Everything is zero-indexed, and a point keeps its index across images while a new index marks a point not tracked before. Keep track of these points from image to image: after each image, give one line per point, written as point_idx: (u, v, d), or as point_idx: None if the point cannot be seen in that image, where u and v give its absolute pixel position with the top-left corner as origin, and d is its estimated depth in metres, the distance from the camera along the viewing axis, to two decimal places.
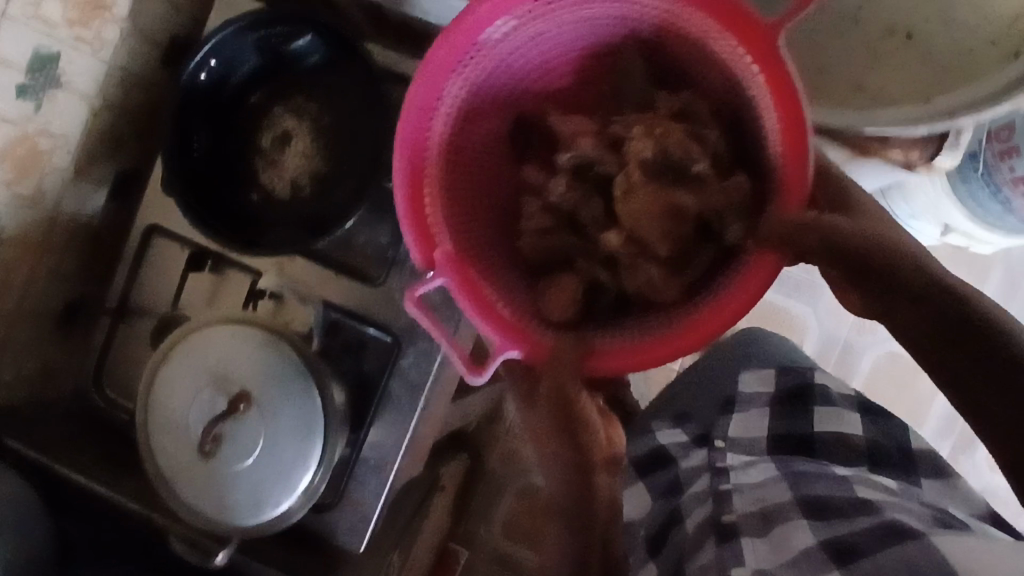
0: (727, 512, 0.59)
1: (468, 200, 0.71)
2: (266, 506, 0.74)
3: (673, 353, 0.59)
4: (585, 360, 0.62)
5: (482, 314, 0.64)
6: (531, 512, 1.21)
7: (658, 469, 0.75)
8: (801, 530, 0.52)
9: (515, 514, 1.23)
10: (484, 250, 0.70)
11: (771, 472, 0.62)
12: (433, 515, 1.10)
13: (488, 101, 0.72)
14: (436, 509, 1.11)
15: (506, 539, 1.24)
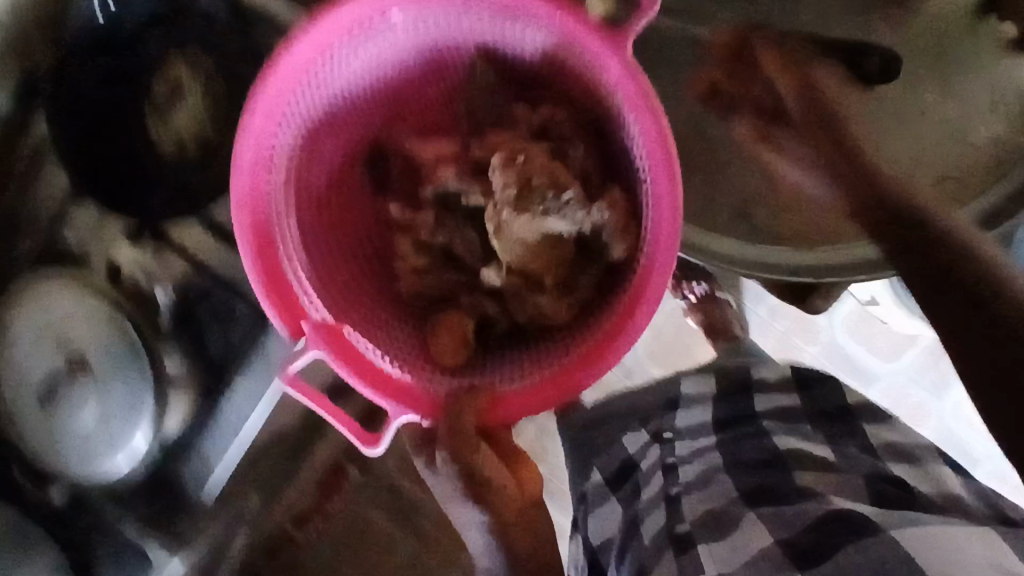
0: (679, 521, 0.52)
1: (331, 245, 0.68)
2: (90, 474, 0.74)
3: (575, 383, 0.59)
4: (489, 411, 0.59)
5: (367, 381, 0.58)
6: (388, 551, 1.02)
7: (623, 479, 0.64)
8: (761, 530, 0.45)
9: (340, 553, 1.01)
10: (355, 300, 0.67)
11: (716, 461, 0.57)
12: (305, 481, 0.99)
13: (327, 138, 0.68)
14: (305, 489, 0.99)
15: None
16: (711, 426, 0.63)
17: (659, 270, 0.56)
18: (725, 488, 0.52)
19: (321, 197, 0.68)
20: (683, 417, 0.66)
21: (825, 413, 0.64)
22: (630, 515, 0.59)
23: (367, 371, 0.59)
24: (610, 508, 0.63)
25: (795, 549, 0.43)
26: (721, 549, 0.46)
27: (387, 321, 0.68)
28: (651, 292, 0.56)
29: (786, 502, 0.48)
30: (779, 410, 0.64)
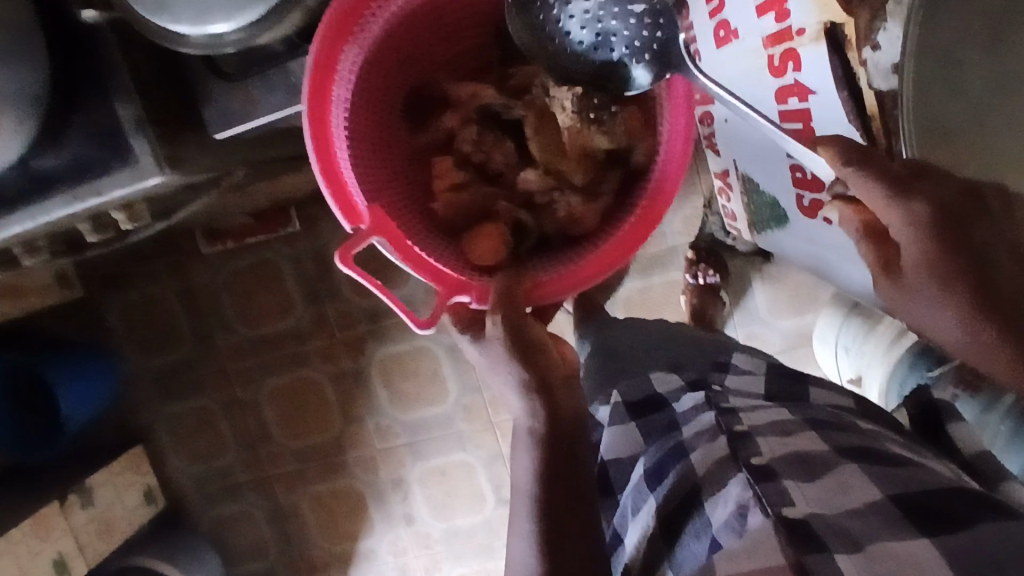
0: (754, 453, 0.51)
1: (384, 159, 0.63)
2: (185, 20, 0.44)
3: (606, 262, 0.60)
4: (531, 289, 0.59)
5: (419, 267, 0.57)
6: (317, 401, 1.15)
7: (652, 412, 0.68)
8: (863, 484, 0.47)
9: (283, 393, 1.15)
10: (406, 212, 0.62)
11: (785, 414, 0.58)
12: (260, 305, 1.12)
13: (394, 64, 0.63)
14: (268, 313, 1.12)
15: (273, 413, 1.16)
16: (762, 394, 0.66)
17: (672, 176, 0.59)
18: (812, 438, 0.53)
19: (377, 120, 0.63)
20: (734, 378, 0.69)
21: (879, 413, 0.64)
22: (666, 446, 0.62)
23: (415, 253, 0.57)
24: (632, 433, 0.68)
25: (907, 507, 0.45)
26: (813, 488, 0.47)
27: (426, 233, 0.63)
28: (665, 191, 0.60)
29: (896, 466, 0.50)
30: (833, 403, 0.64)
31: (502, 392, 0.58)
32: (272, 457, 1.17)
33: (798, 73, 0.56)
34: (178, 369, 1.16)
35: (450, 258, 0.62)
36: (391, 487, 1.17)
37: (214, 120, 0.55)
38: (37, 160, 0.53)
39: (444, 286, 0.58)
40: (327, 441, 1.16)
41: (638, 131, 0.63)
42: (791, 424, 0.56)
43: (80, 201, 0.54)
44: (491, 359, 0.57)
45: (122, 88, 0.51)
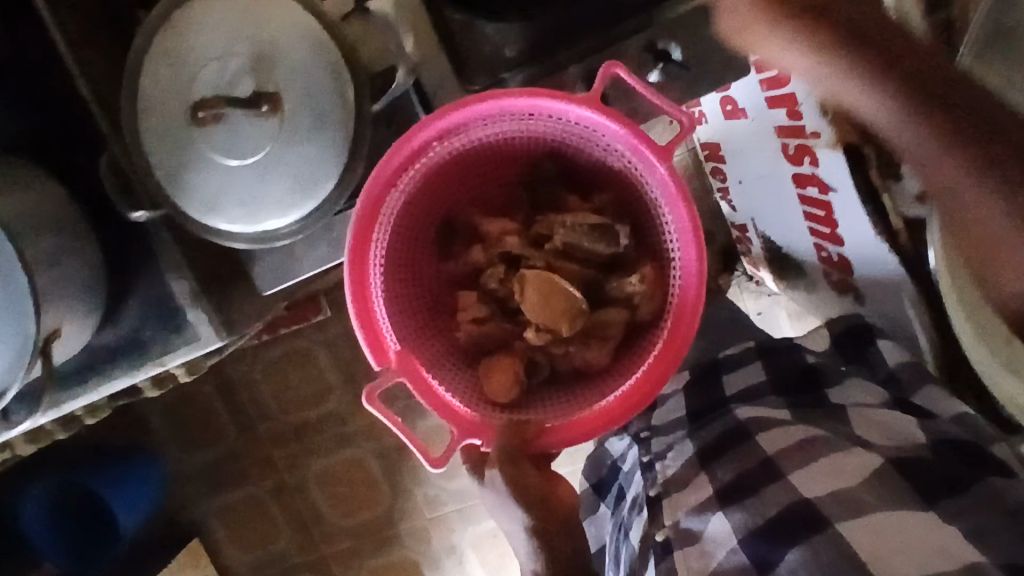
0: (660, 526, 0.65)
1: (413, 296, 0.65)
2: (238, 220, 0.60)
3: (611, 419, 0.59)
4: (537, 439, 0.59)
5: (437, 403, 0.59)
6: (362, 478, 1.18)
7: (609, 486, 0.83)
8: (721, 533, 0.59)
9: (330, 474, 1.18)
10: (426, 344, 0.64)
11: (687, 454, 0.70)
12: (292, 392, 1.15)
13: (424, 205, 0.65)
14: (304, 397, 1.15)
15: (323, 493, 1.18)
16: (683, 416, 0.77)
17: (687, 322, 0.58)
18: (703, 485, 0.64)
19: (406, 259, 0.65)
20: (659, 412, 0.80)
21: (787, 374, 0.75)
22: (620, 519, 0.76)
23: (437, 393, 0.60)
24: (603, 518, 0.83)
25: (755, 554, 0.55)
26: (693, 554, 0.60)
27: (444, 366, 0.64)
28: (676, 341, 0.58)
29: (754, 493, 0.59)
30: (747, 387, 0.75)
31: (509, 534, 0.59)
32: (324, 538, 1.20)
33: (817, 167, 0.62)
34: (222, 463, 1.18)
35: (462, 392, 0.62)
36: (445, 555, 1.18)
37: (263, 278, 0.68)
38: (98, 338, 0.67)
39: (459, 427, 0.59)
40: (376, 518, 1.19)
41: (649, 290, 0.64)
42: (688, 470, 0.68)
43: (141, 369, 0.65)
44: (495, 496, 0.58)
45: (174, 264, 0.65)
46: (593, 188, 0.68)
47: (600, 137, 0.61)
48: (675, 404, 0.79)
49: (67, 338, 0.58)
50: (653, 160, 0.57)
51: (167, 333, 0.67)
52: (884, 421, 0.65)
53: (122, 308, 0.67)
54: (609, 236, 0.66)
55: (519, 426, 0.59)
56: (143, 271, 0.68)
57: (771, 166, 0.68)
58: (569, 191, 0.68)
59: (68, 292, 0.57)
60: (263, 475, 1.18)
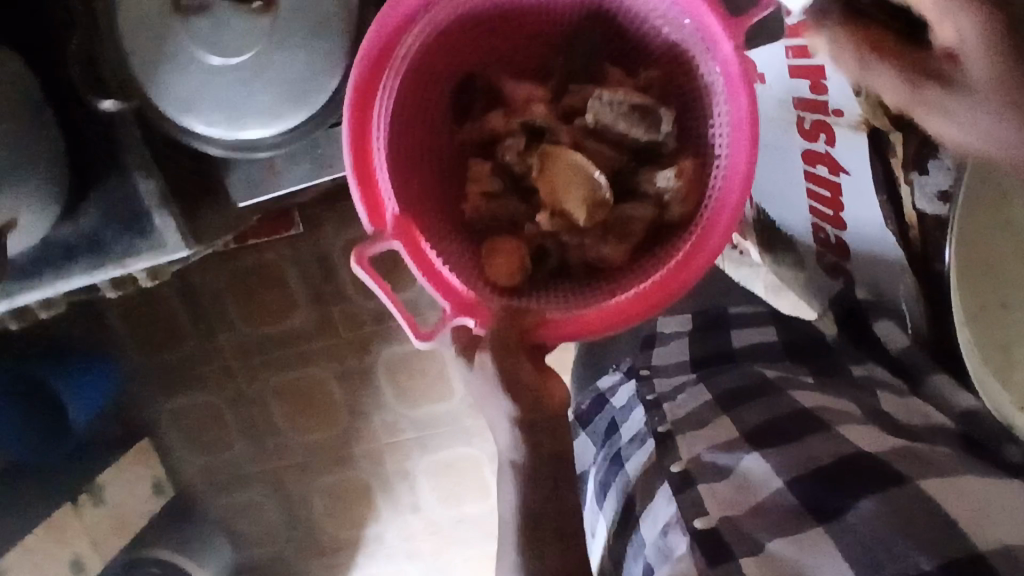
0: (674, 460, 0.64)
1: (419, 155, 0.59)
2: (218, 124, 0.59)
3: (622, 321, 0.52)
4: (538, 329, 0.52)
5: (431, 276, 0.52)
6: (322, 397, 1.17)
7: (593, 418, 0.81)
8: (758, 472, 0.58)
9: (288, 389, 1.17)
10: (428, 210, 0.58)
11: (705, 398, 0.71)
12: (253, 302, 1.12)
13: (444, 54, 0.59)
14: (269, 308, 1.12)
15: (280, 406, 1.17)
16: (689, 363, 0.79)
17: (723, 226, 0.52)
18: (726, 425, 0.65)
19: (419, 112, 0.59)
20: (660, 352, 0.82)
21: (800, 341, 0.77)
22: (612, 450, 0.74)
23: (435, 268, 0.53)
24: (583, 446, 0.81)
25: (808, 498, 0.53)
26: (724, 491, 0.58)
27: (446, 235, 0.59)
28: (711, 244, 0.52)
29: (790, 439, 0.60)
30: (759, 346, 0.78)
31: (492, 424, 0.56)
32: (279, 451, 1.20)
33: (832, 147, 0.58)
34: (182, 367, 1.16)
35: (461, 267, 0.57)
36: (397, 478, 1.20)
37: (240, 189, 0.67)
38: (55, 232, 0.65)
39: (453, 304, 0.53)
40: (333, 435, 1.19)
41: (683, 189, 0.57)
42: (706, 412, 0.69)
43: (102, 271, 0.65)
44: (479, 384, 0.54)
45: (140, 165, 0.65)
46: (639, 66, 0.62)
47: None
48: (681, 350, 0.81)
49: (27, 227, 0.57)
50: (720, 35, 0.50)
51: (129, 235, 0.65)
52: (918, 407, 0.64)
53: (82, 200, 0.65)
54: (649, 121, 0.59)
55: (519, 313, 0.53)
56: (102, 171, 0.65)
57: (784, 136, 0.64)
58: (614, 65, 0.62)
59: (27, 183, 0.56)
60: (219, 381, 1.17)
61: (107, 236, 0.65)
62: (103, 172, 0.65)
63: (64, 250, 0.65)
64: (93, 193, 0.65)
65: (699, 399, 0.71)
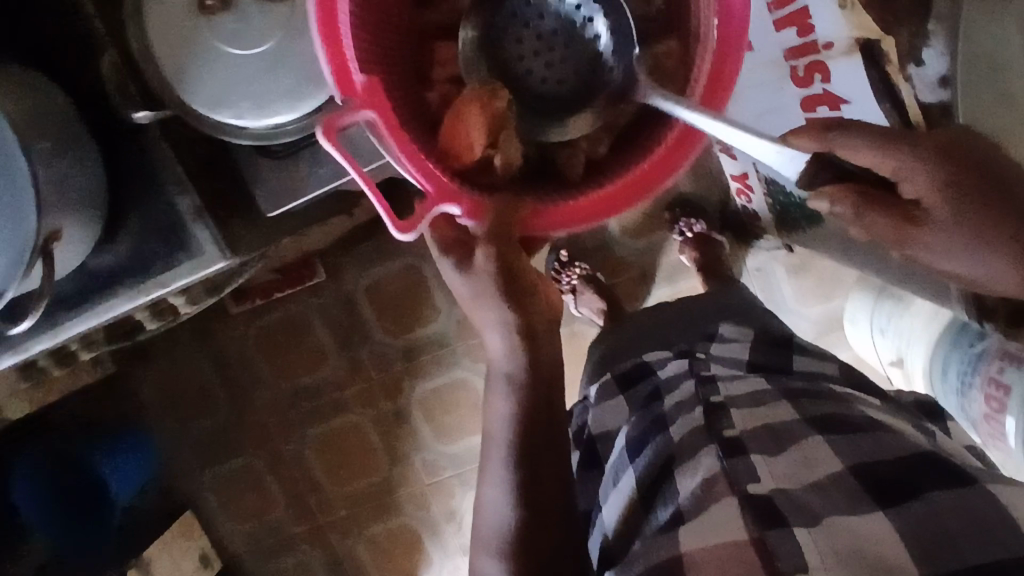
0: (727, 426, 0.57)
1: (388, 50, 0.60)
2: (246, 114, 0.59)
3: (605, 210, 0.55)
4: (526, 221, 0.54)
5: (408, 158, 0.53)
6: (359, 443, 1.16)
7: (636, 382, 0.73)
8: (826, 456, 0.53)
9: (326, 439, 1.16)
10: (403, 102, 0.59)
11: (763, 386, 0.64)
12: (282, 356, 1.13)
13: None
14: (298, 359, 1.13)
15: (318, 457, 1.16)
16: (746, 362, 0.72)
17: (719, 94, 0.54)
18: (785, 410, 0.59)
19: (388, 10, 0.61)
20: (720, 348, 0.75)
21: (860, 377, 0.72)
22: (648, 412, 0.66)
23: (410, 148, 0.54)
24: (617, 404, 0.73)
25: (879, 484, 0.50)
26: (781, 466, 0.52)
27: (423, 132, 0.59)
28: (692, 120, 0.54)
29: (863, 433, 0.55)
30: (819, 372, 0.71)
31: (481, 326, 0.57)
32: (321, 507, 1.17)
33: (827, 84, 0.69)
34: (217, 432, 1.16)
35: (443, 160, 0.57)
36: (445, 520, 1.16)
37: (265, 199, 0.66)
38: (94, 260, 0.64)
39: (434, 191, 0.53)
40: (376, 483, 1.16)
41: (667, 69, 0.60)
42: (766, 395, 0.62)
43: (143, 293, 0.63)
44: (478, 287, 0.55)
45: (177, 182, 0.63)
46: None
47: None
48: (741, 348, 0.75)
49: (70, 240, 0.56)
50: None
51: (170, 251, 0.63)
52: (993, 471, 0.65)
53: (118, 227, 0.64)
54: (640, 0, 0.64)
55: (510, 202, 0.54)
56: (138, 193, 0.64)
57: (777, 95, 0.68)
58: None
59: (62, 196, 0.54)
60: (256, 440, 1.16)
61: (143, 255, 0.64)
62: (139, 190, 0.64)
63: (102, 277, 0.64)
64: (133, 212, 0.64)
65: (753, 383, 0.65)
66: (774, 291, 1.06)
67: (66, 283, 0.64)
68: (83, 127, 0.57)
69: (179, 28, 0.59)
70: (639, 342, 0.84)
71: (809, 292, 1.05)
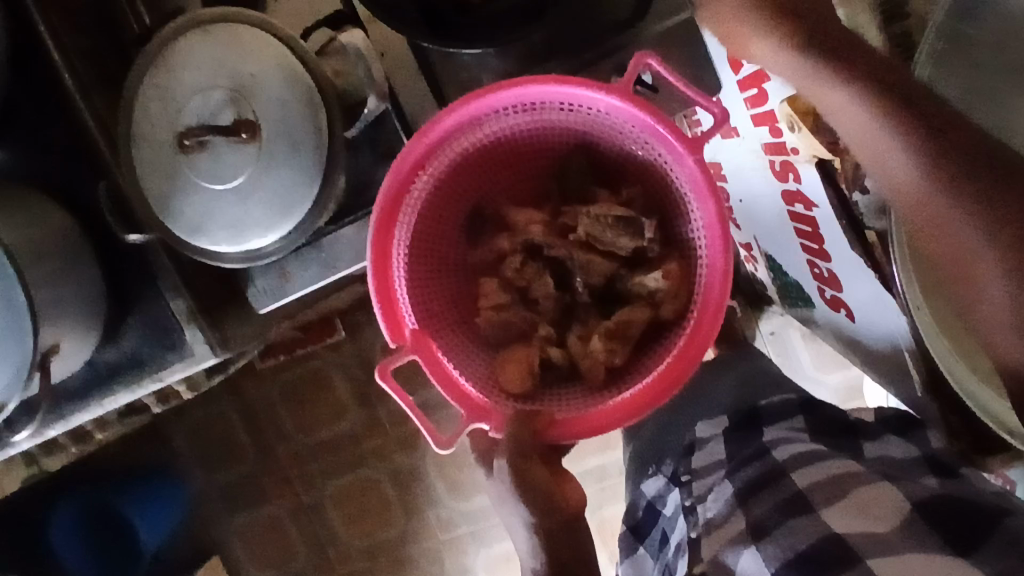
0: (697, 560, 0.57)
1: (433, 271, 0.65)
2: (222, 242, 0.63)
3: (622, 418, 0.57)
4: (544, 432, 0.57)
5: (448, 385, 0.58)
6: (374, 497, 1.18)
7: (649, 530, 0.72)
8: (752, 561, 0.52)
9: (343, 491, 1.19)
10: (441, 321, 0.63)
11: (728, 494, 0.61)
12: (303, 409, 1.18)
13: (458, 185, 0.65)
14: (317, 412, 1.18)
15: (335, 508, 1.19)
16: (723, 460, 0.67)
17: (710, 313, 0.57)
18: (737, 518, 0.57)
19: (431, 241, 0.64)
20: (698, 455, 0.70)
21: (830, 416, 0.67)
22: (663, 563, 0.66)
23: (449, 376, 0.59)
24: (640, 561, 0.72)
25: None
26: None
27: (462, 351, 0.64)
28: (697, 339, 0.57)
29: (784, 526, 0.53)
30: (788, 435, 0.65)
31: (512, 529, 0.59)
32: (340, 558, 1.20)
33: (800, 183, 0.60)
34: (242, 481, 1.20)
35: (477, 380, 0.62)
36: None
37: (260, 298, 0.73)
38: (101, 357, 0.74)
39: (468, 410, 0.58)
40: (392, 536, 1.19)
41: (672, 286, 0.63)
42: (723, 508, 0.59)
43: (142, 386, 0.74)
44: (500, 488, 0.57)
45: (172, 286, 0.72)
46: (622, 183, 0.67)
47: (625, 125, 0.61)
48: (716, 446, 0.69)
49: (66, 353, 0.64)
50: (681, 153, 0.57)
51: (165, 350, 0.74)
52: None
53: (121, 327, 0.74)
54: (634, 230, 0.64)
55: (530, 416, 0.57)
56: (141, 297, 0.74)
57: (766, 183, 0.67)
58: (601, 186, 0.67)
59: (56, 312, 0.62)
60: (279, 490, 1.20)
61: (143, 351, 0.74)
62: (141, 297, 0.74)
63: (106, 371, 0.74)
64: (133, 315, 0.74)
65: (723, 492, 0.62)
66: (791, 369, 1.04)
67: (72, 377, 0.74)
68: (82, 249, 0.66)
69: (163, 166, 0.63)
70: (660, 440, 0.82)
71: (825, 369, 1.03)
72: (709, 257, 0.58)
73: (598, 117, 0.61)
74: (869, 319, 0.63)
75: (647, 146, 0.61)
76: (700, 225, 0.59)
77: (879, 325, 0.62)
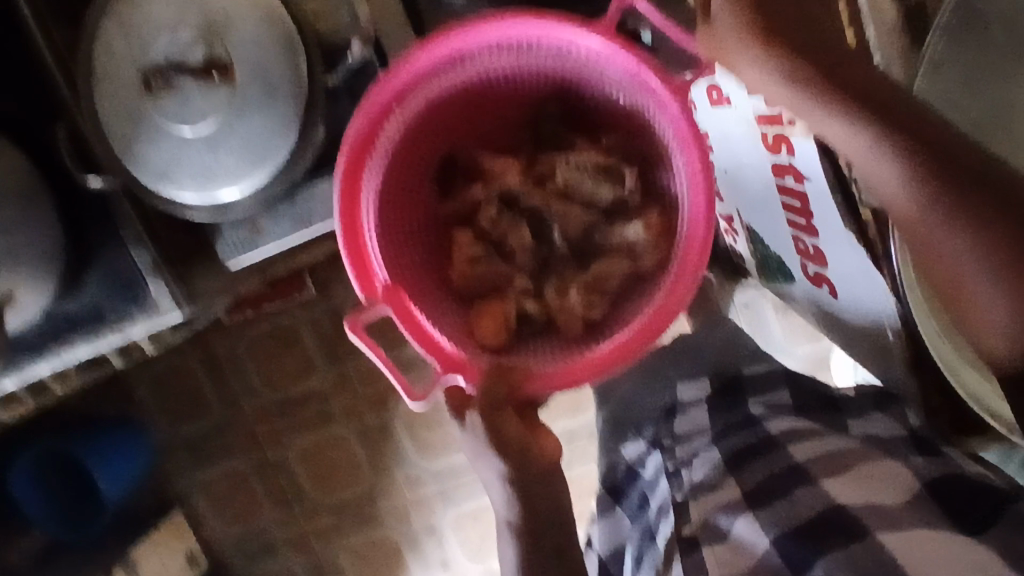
0: (686, 522, 0.58)
1: (406, 221, 0.63)
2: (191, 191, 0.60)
3: (599, 370, 0.56)
4: (524, 384, 0.56)
5: (422, 338, 0.57)
6: (343, 455, 1.18)
7: (627, 491, 0.74)
8: (750, 527, 0.53)
9: (311, 448, 1.18)
10: (416, 273, 0.61)
11: (716, 460, 0.62)
12: (271, 366, 1.16)
13: (432, 132, 0.63)
14: (287, 369, 1.16)
15: (302, 464, 1.18)
16: (710, 429, 0.69)
17: (693, 262, 0.56)
18: (730, 485, 0.58)
19: (403, 190, 0.62)
20: (680, 420, 0.72)
21: (814, 392, 0.70)
22: (642, 526, 0.67)
23: (423, 328, 0.57)
24: (617, 522, 0.73)
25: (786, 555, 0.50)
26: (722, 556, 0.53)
27: (437, 304, 0.62)
28: (681, 286, 0.56)
29: (783, 498, 0.54)
30: (772, 409, 0.67)
31: (488, 484, 0.59)
32: (307, 513, 1.19)
33: (792, 156, 0.59)
34: (208, 435, 1.18)
35: (451, 332, 0.60)
36: (426, 534, 1.18)
37: (224, 252, 0.71)
38: (60, 308, 0.70)
39: (442, 363, 0.57)
40: (361, 493, 1.19)
41: (653, 238, 0.62)
42: (715, 474, 0.61)
43: (103, 338, 0.70)
44: (474, 446, 0.56)
45: (136, 238, 0.70)
46: (600, 131, 0.66)
47: (610, 73, 0.59)
48: (701, 415, 0.71)
49: (23, 305, 0.61)
50: (666, 99, 0.56)
51: (130, 303, 0.71)
52: None
53: (83, 276, 0.70)
54: (613, 180, 0.64)
55: (507, 369, 0.56)
56: (104, 248, 0.70)
57: (755, 153, 0.66)
58: (578, 135, 0.66)
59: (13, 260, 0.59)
60: (245, 446, 1.19)
61: (106, 303, 0.70)
62: (105, 244, 0.70)
63: (65, 322, 0.70)
64: (95, 265, 0.70)
65: (711, 458, 0.63)
66: (763, 339, 1.05)
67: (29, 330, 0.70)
68: (39, 192, 0.62)
69: (127, 109, 0.59)
70: (635, 407, 0.83)
71: (797, 341, 1.05)
72: (691, 209, 0.57)
73: (577, 64, 0.59)
74: (853, 298, 0.64)
75: (627, 92, 0.60)
76: (681, 173, 0.58)
77: (863, 307, 0.63)
